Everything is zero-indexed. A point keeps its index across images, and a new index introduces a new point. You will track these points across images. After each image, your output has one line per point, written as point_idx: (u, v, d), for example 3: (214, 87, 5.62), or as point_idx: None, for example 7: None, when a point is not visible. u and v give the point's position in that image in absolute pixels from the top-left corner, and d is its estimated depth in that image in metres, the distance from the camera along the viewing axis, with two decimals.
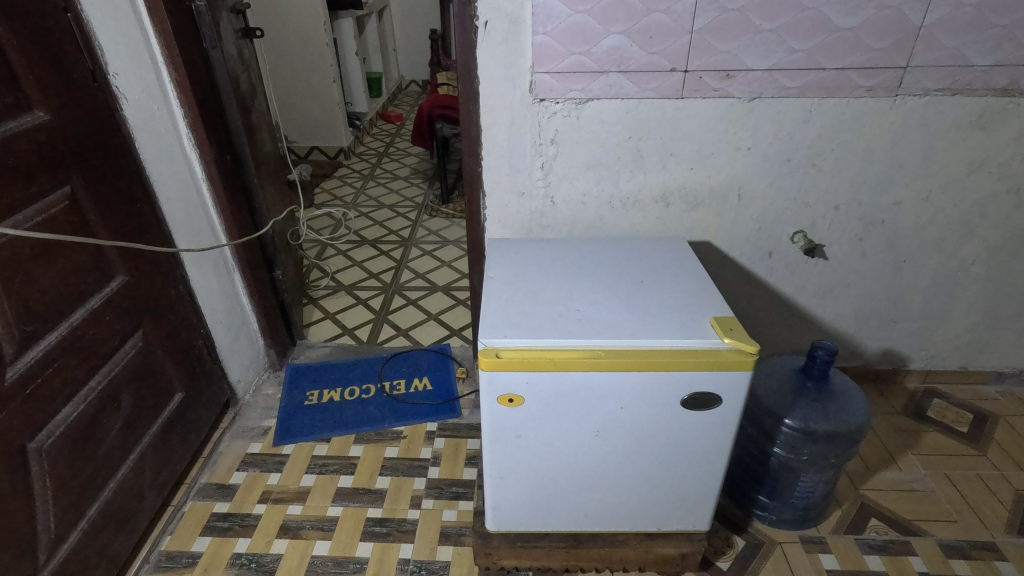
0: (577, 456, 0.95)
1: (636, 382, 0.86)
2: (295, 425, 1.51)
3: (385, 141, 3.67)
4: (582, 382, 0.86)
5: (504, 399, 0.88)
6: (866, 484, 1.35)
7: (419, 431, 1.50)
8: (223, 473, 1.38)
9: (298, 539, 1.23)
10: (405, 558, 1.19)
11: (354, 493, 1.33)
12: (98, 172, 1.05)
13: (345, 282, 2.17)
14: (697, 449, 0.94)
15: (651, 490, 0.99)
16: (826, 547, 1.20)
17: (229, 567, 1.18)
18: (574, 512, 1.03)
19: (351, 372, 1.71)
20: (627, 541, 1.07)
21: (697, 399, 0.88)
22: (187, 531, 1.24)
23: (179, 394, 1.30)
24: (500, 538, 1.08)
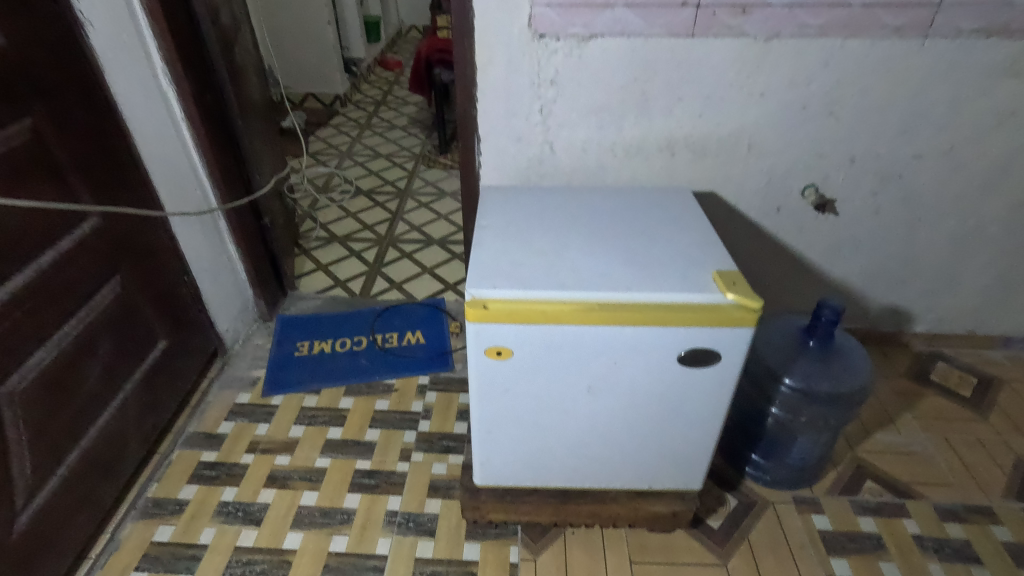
0: (565, 412, 0.91)
1: (630, 337, 0.81)
2: (285, 375, 1.49)
3: (383, 89, 3.52)
4: (574, 336, 0.82)
5: (492, 351, 0.83)
6: (863, 445, 1.32)
7: (410, 384, 1.48)
8: (211, 422, 1.37)
9: (286, 489, 1.22)
10: (393, 510, 1.18)
11: (343, 445, 1.32)
12: (63, 104, 0.98)
13: (339, 233, 2.11)
14: (692, 407, 0.90)
15: (643, 448, 0.96)
16: (818, 508, 1.19)
17: (215, 516, 1.17)
18: (564, 469, 1.00)
19: (343, 324, 1.68)
20: (617, 498, 1.05)
21: (694, 356, 0.84)
22: (175, 479, 1.23)
23: (163, 342, 1.26)
24: (488, 492, 1.06)
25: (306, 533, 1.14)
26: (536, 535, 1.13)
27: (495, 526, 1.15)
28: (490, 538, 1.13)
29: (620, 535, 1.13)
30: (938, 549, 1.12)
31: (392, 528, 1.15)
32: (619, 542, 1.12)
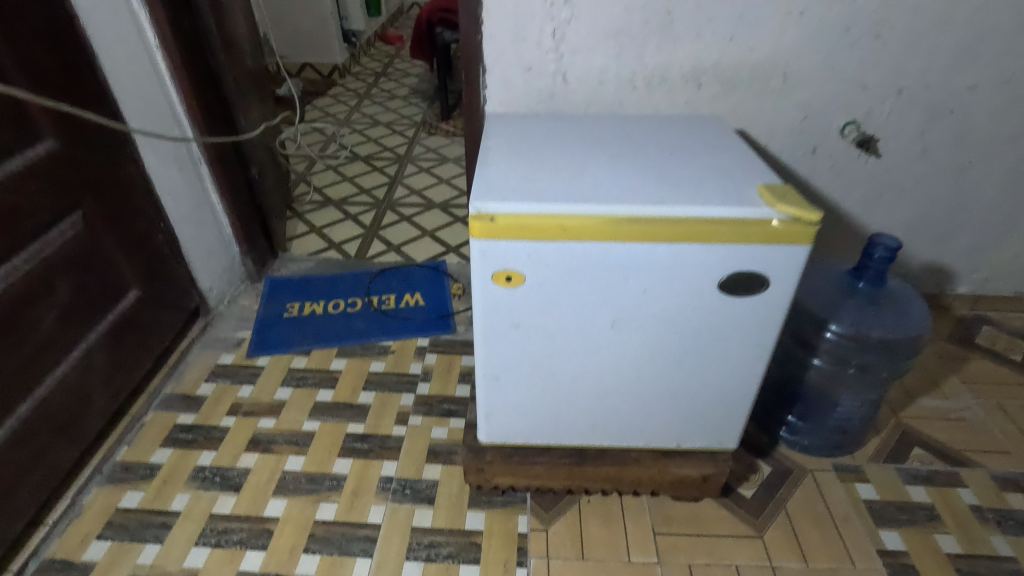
0: (584, 354, 0.78)
1: (663, 258, 0.69)
2: (272, 336, 1.37)
3: (383, 62, 3.39)
4: (598, 258, 0.69)
5: (500, 277, 0.71)
6: (908, 411, 1.20)
7: (409, 346, 1.36)
8: (190, 384, 1.25)
9: (269, 453, 1.10)
10: (388, 476, 1.06)
11: (334, 407, 1.20)
12: (11, 4, 0.86)
13: (334, 197, 1.99)
14: (732, 348, 0.77)
15: (672, 399, 0.84)
16: (862, 476, 1.06)
17: (190, 481, 1.05)
18: (580, 424, 0.88)
19: (336, 286, 1.55)
20: (640, 459, 0.93)
21: (738, 283, 0.71)
22: (147, 442, 1.12)
23: (134, 291, 1.14)
24: (494, 452, 0.94)
25: (290, 500, 1.02)
26: (547, 503, 1.01)
27: (501, 493, 1.03)
28: (495, 507, 1.01)
29: (642, 504, 1.01)
30: (1000, 521, 1.00)
31: (387, 495, 1.03)
32: (641, 512, 1.00)
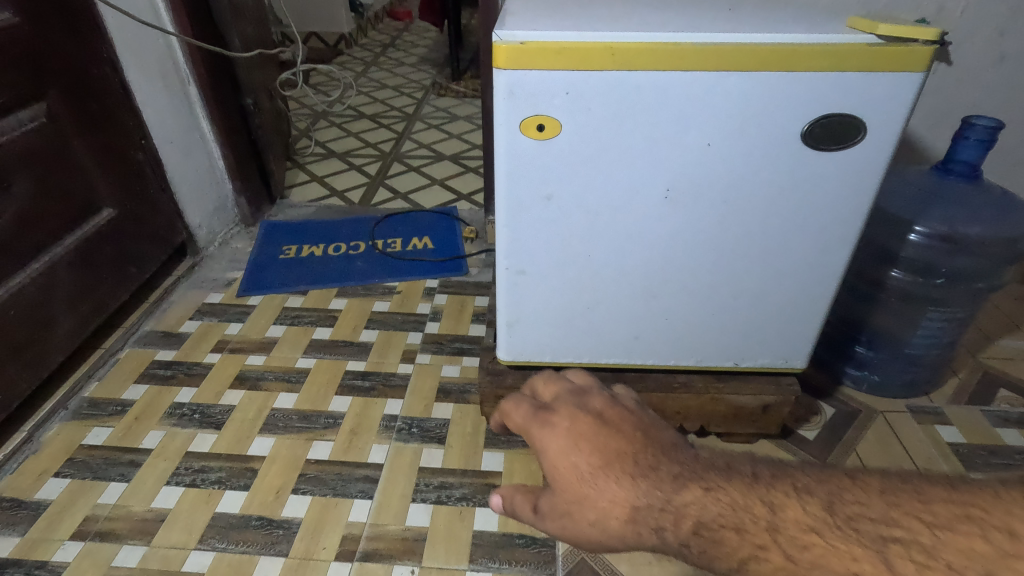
0: (629, 236, 0.64)
1: (735, 95, 0.55)
2: (266, 276, 1.24)
3: (391, 35, 3.28)
4: (652, 95, 0.55)
5: (530, 126, 0.57)
6: (988, 351, 1.04)
7: (416, 287, 1.22)
8: (173, 321, 1.12)
9: (257, 390, 0.97)
10: (392, 415, 0.92)
11: (332, 345, 1.07)
12: None
13: (338, 150, 1.87)
14: (811, 227, 0.63)
15: (733, 300, 0.69)
16: (943, 419, 0.90)
17: (165, 418, 0.91)
18: (621, 336, 0.74)
19: (338, 229, 1.42)
20: (689, 384, 0.78)
21: (828, 132, 0.56)
22: (119, 378, 0.99)
23: (108, 209, 1.02)
24: (516, 376, 0.80)
25: (279, 439, 0.88)
26: None
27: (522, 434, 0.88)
28: (516, 448, 0.87)
29: None
30: None
31: (390, 434, 0.89)
32: None
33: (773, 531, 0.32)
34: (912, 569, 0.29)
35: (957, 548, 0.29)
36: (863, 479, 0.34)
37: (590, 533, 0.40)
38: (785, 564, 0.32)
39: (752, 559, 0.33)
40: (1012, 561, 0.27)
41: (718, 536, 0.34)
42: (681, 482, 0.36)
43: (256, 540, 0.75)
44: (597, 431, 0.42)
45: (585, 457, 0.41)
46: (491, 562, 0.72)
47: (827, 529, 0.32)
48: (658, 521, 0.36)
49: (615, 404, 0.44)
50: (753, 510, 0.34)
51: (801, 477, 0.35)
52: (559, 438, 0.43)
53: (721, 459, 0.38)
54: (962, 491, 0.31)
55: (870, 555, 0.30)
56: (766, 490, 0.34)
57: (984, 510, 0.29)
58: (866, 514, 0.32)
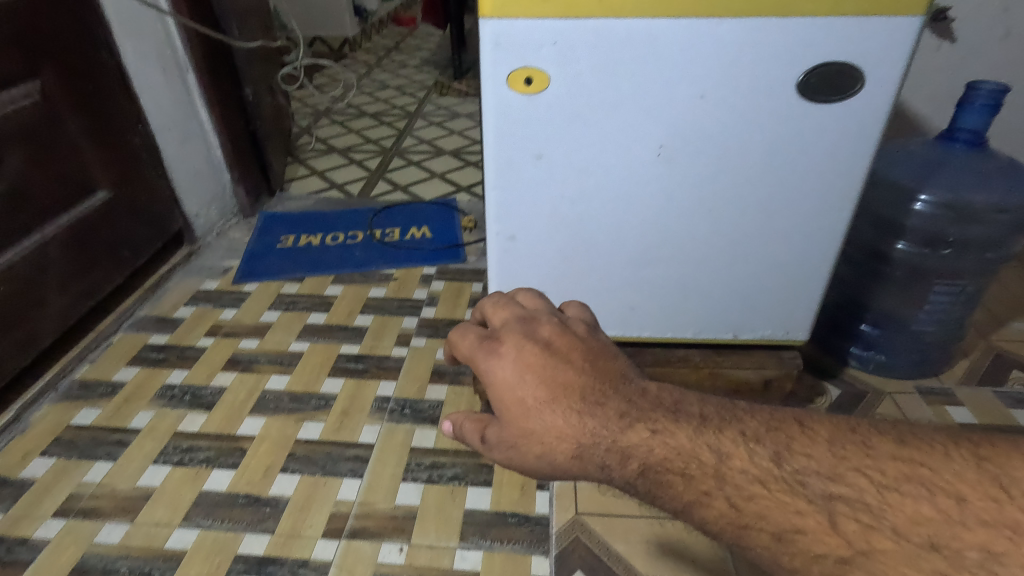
0: (621, 197, 0.63)
1: (726, 44, 0.53)
2: (262, 264, 1.23)
3: (395, 38, 3.30)
4: (642, 45, 0.54)
5: (518, 79, 0.56)
6: (1000, 334, 1.01)
7: (413, 274, 1.21)
8: (167, 307, 1.11)
9: (249, 372, 0.95)
10: (384, 397, 0.90)
11: (326, 330, 1.05)
12: None
13: (339, 145, 1.87)
14: (809, 186, 0.61)
15: (730, 266, 0.68)
16: (953, 401, 0.85)
17: (155, 399, 0.90)
18: (616, 306, 0.72)
19: (336, 220, 1.41)
20: (687, 358, 0.76)
21: (825, 82, 0.55)
22: (110, 361, 0.97)
23: (102, 191, 1.02)
24: None
25: (269, 420, 0.87)
26: None
27: None
28: None
29: None
30: None
31: (382, 415, 0.87)
32: None
33: (717, 477, 0.31)
34: (857, 530, 0.27)
35: (904, 512, 0.27)
36: (812, 424, 0.31)
37: (537, 462, 0.38)
38: (728, 511, 0.30)
39: (694, 505, 0.31)
40: (958, 530, 0.26)
41: (664, 480, 0.32)
42: (627, 422, 0.34)
43: (241, 518, 0.73)
44: (546, 361, 0.39)
45: (530, 389, 0.38)
46: (482, 541, 0.70)
47: (772, 482, 0.29)
48: (605, 459, 0.35)
49: (565, 331, 0.41)
50: (699, 456, 0.32)
51: (750, 422, 0.32)
52: (505, 366, 0.40)
53: (672, 395, 0.36)
54: (913, 445, 0.29)
55: (815, 512, 0.28)
56: (714, 436, 0.32)
57: (933, 470, 0.28)
58: (812, 467, 0.29)
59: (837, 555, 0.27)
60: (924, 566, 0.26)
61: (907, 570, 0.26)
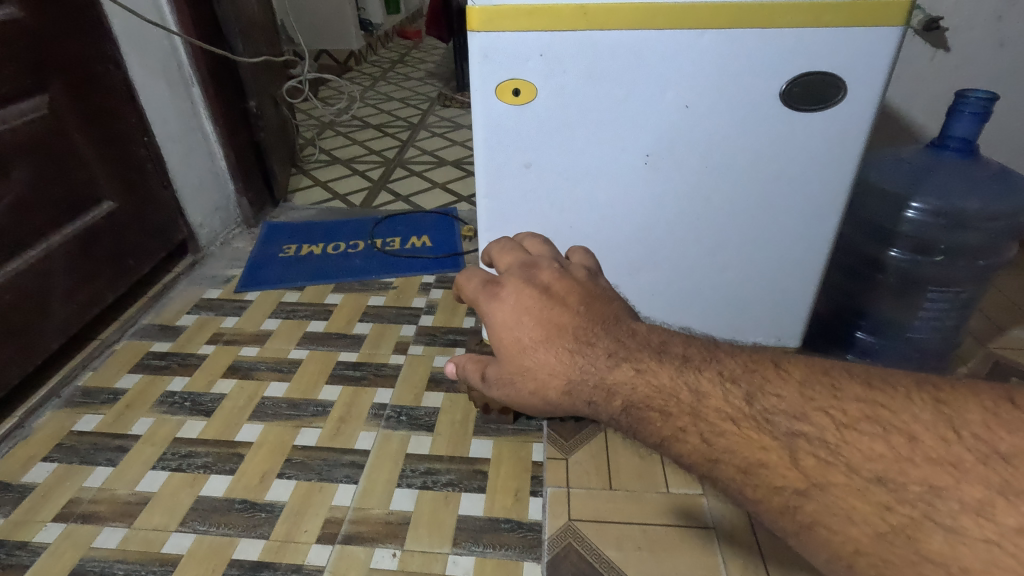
0: (609, 204, 0.64)
1: (709, 55, 0.54)
2: (264, 273, 1.25)
3: (400, 52, 3.35)
4: (626, 57, 0.55)
5: (506, 91, 0.57)
6: (1000, 341, 1.00)
7: (412, 282, 1.22)
8: (170, 315, 1.13)
9: (249, 379, 0.97)
10: (381, 403, 0.91)
11: (325, 337, 1.06)
12: None
13: (342, 157, 1.89)
14: (795, 193, 0.62)
15: (719, 272, 0.68)
16: None
17: (156, 406, 0.91)
18: None
19: (338, 229, 1.43)
20: None
21: (808, 92, 0.55)
22: (113, 368, 0.99)
23: (108, 202, 1.04)
24: None
25: (267, 426, 0.88)
26: (568, 433, 0.85)
27: (512, 421, 0.87)
28: (505, 436, 0.85)
29: None
30: None
31: (378, 421, 0.88)
32: None
33: (692, 415, 0.34)
34: (815, 465, 0.30)
35: (859, 449, 0.29)
36: (787, 365, 0.34)
37: (532, 396, 0.42)
38: (701, 446, 0.33)
39: (672, 440, 0.34)
40: (905, 467, 0.28)
41: (645, 416, 0.36)
42: (614, 361, 0.38)
43: (237, 523, 0.73)
44: (543, 304, 0.43)
45: (528, 329, 0.42)
46: (475, 546, 0.70)
47: (742, 420, 0.32)
48: (592, 395, 0.38)
49: (563, 276, 0.45)
50: (678, 395, 0.35)
51: (728, 363, 0.36)
52: (506, 308, 0.44)
53: (660, 337, 0.39)
54: (882, 391, 0.31)
55: (778, 447, 0.31)
56: (694, 376, 0.35)
57: (891, 411, 0.30)
58: (780, 406, 0.32)
59: (794, 487, 0.30)
60: (870, 499, 0.28)
61: (857, 503, 0.28)
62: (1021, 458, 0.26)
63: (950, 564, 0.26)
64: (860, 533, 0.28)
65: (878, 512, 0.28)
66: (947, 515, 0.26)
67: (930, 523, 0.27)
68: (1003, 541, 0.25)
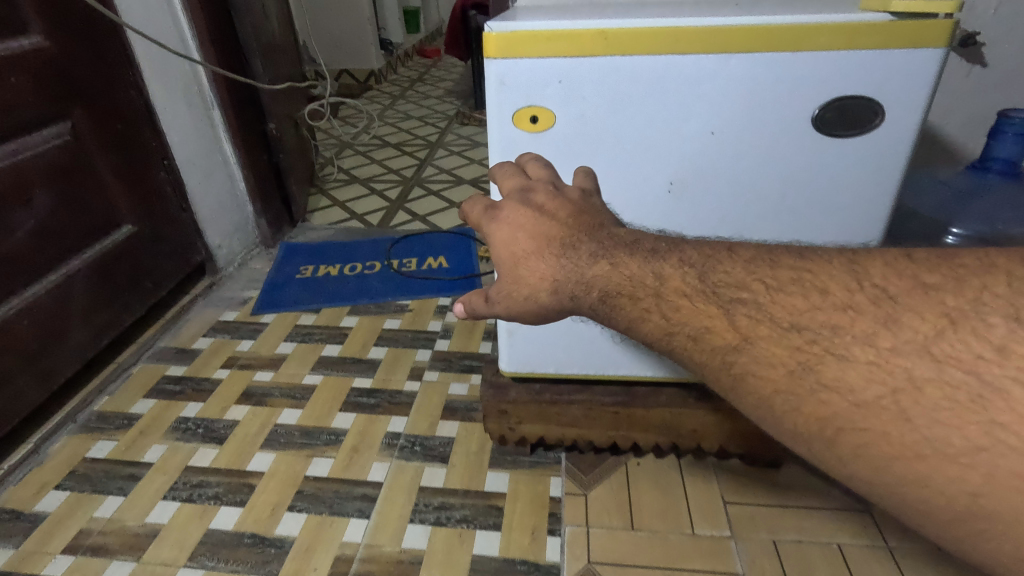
0: (625, 185, 0.58)
1: (736, 79, 0.52)
2: (281, 295, 1.24)
3: (420, 70, 3.37)
4: (650, 83, 0.53)
5: (524, 118, 0.56)
6: None
7: (428, 304, 1.20)
8: (187, 338, 1.12)
9: (262, 406, 0.95)
10: (395, 432, 0.89)
11: (340, 362, 1.05)
12: None
13: (361, 176, 1.90)
14: (831, 174, 0.56)
15: None
16: None
17: (169, 432, 0.90)
18: (631, 344, 0.69)
19: (354, 250, 1.42)
20: (705, 399, 0.72)
21: (841, 115, 0.52)
22: (129, 393, 0.99)
23: (127, 226, 1.04)
24: (519, 389, 0.76)
25: (279, 455, 0.86)
26: (586, 466, 0.82)
27: (529, 453, 0.83)
28: (522, 469, 0.82)
29: (708, 470, 0.80)
30: None
31: (392, 452, 0.85)
32: (708, 480, 0.79)
33: (656, 296, 0.35)
34: (747, 323, 0.31)
35: (782, 304, 0.30)
36: (740, 248, 0.34)
37: (526, 307, 0.43)
38: (664, 324, 0.34)
39: (638, 320, 0.36)
40: (813, 313, 0.29)
41: (618, 303, 0.37)
42: (594, 258, 0.39)
43: (246, 559, 0.71)
44: (537, 220, 0.42)
45: (521, 243, 0.42)
46: None
47: (697, 295, 0.33)
48: (573, 290, 0.39)
49: (558, 197, 0.44)
50: (645, 279, 0.36)
51: (687, 251, 0.36)
52: (502, 227, 0.43)
53: (634, 237, 0.40)
54: (804, 255, 0.32)
55: (720, 313, 0.32)
56: (657, 264, 0.36)
57: (813, 271, 0.30)
58: (726, 278, 0.33)
59: (729, 345, 0.32)
60: (786, 344, 0.29)
61: (775, 348, 0.30)
62: (905, 294, 0.27)
63: (844, 390, 0.28)
64: (773, 375, 0.30)
65: (789, 352, 0.29)
66: (843, 346, 0.28)
67: (830, 356, 0.28)
68: (882, 360, 0.26)
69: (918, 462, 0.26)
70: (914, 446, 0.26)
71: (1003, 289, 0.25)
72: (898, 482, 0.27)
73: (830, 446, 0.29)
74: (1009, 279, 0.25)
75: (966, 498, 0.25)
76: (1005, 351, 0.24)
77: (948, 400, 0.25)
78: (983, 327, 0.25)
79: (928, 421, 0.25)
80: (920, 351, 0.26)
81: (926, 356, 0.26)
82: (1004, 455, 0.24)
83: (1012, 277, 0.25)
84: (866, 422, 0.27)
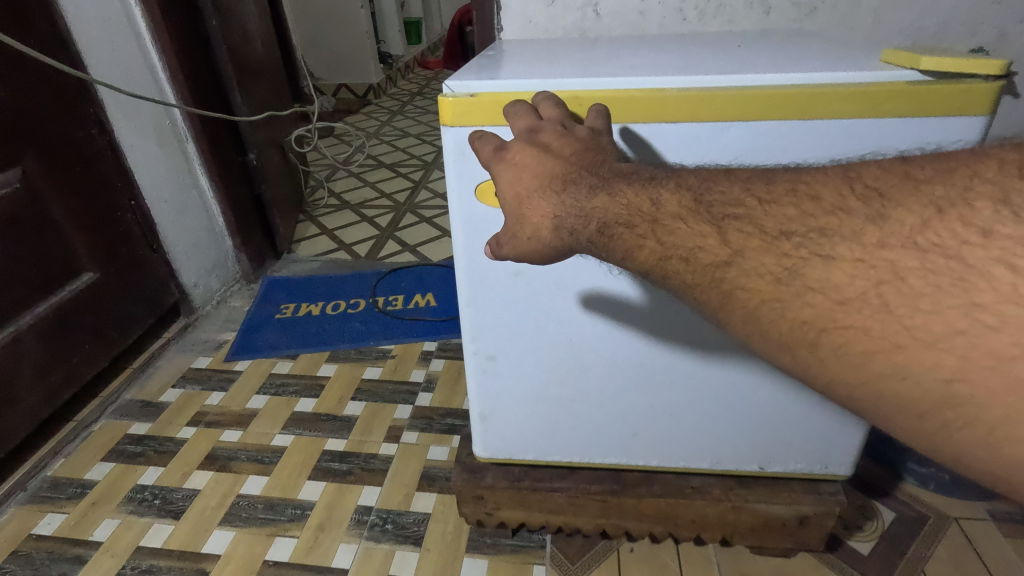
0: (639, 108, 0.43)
1: (736, 148, 0.44)
2: (257, 338, 1.17)
3: (420, 84, 3.29)
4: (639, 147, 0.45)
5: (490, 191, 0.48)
6: None
7: (412, 351, 1.13)
8: (154, 390, 1.05)
9: (226, 472, 0.88)
10: (366, 508, 0.81)
11: (314, 420, 0.97)
12: None
13: (352, 201, 1.83)
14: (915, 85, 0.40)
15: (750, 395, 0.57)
16: None
17: (123, 504, 0.83)
18: (620, 428, 0.62)
19: (338, 286, 1.35)
20: (705, 489, 0.64)
21: None
22: (86, 455, 0.92)
23: (88, 274, 0.98)
24: (497, 474, 0.68)
25: (239, 534, 0.79)
26: (574, 552, 0.73)
27: (510, 535, 0.75)
28: (503, 554, 0.74)
29: (708, 558, 0.72)
30: None
31: (360, 532, 0.78)
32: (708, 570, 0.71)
33: (653, 222, 0.35)
34: (739, 238, 0.32)
35: (775, 215, 0.31)
36: (737, 172, 0.36)
37: (531, 248, 0.41)
38: (659, 249, 0.35)
39: (633, 249, 0.36)
40: (805, 220, 0.30)
41: (616, 234, 0.36)
42: (593, 193, 0.37)
43: None
44: (542, 160, 0.40)
45: (526, 182, 0.40)
46: None
47: (692, 215, 0.34)
48: (573, 224, 0.38)
49: (566, 135, 0.41)
50: (643, 208, 0.36)
51: (687, 177, 0.36)
52: (508, 167, 0.41)
53: (633, 169, 0.39)
54: (798, 172, 0.33)
55: (713, 232, 0.33)
56: (656, 190, 0.36)
57: (809, 185, 0.32)
58: (723, 198, 0.34)
59: (720, 261, 0.33)
60: (776, 253, 0.31)
61: (765, 258, 0.31)
62: (894, 190, 0.29)
63: (829, 290, 0.29)
64: (760, 285, 0.31)
65: (779, 261, 0.31)
66: (830, 246, 0.29)
67: (817, 258, 0.30)
68: (869, 256, 0.28)
69: (898, 353, 0.28)
70: (893, 338, 0.28)
71: (992, 174, 0.26)
72: (876, 378, 0.29)
73: (813, 349, 0.31)
74: (999, 166, 0.27)
75: (942, 386, 0.27)
76: (990, 233, 0.25)
77: (931, 287, 0.27)
78: (970, 213, 0.26)
79: (911, 311, 0.27)
80: (907, 242, 0.27)
81: (912, 246, 0.27)
82: (980, 334, 0.26)
83: (1002, 164, 0.27)
84: (850, 320, 0.29)
